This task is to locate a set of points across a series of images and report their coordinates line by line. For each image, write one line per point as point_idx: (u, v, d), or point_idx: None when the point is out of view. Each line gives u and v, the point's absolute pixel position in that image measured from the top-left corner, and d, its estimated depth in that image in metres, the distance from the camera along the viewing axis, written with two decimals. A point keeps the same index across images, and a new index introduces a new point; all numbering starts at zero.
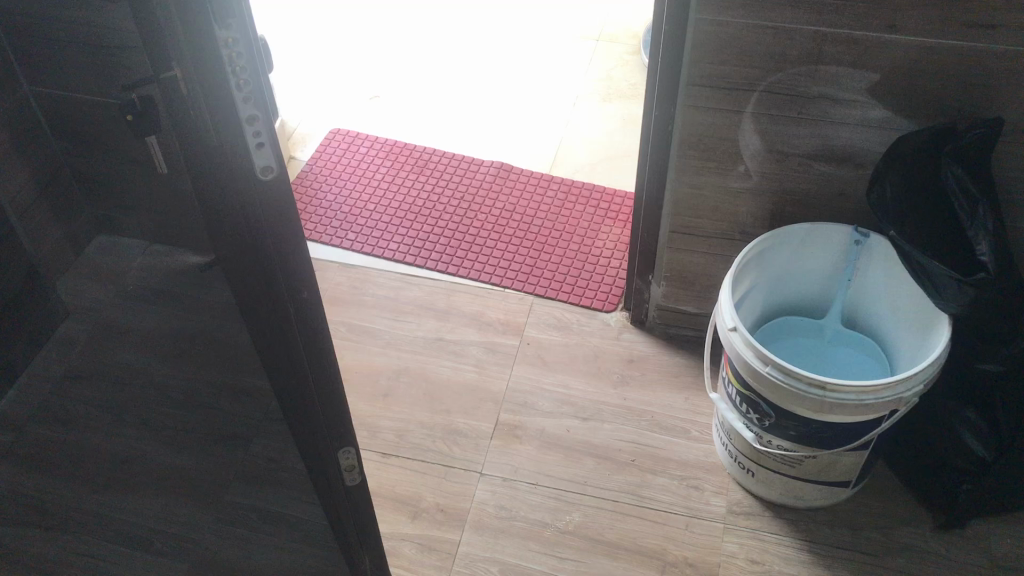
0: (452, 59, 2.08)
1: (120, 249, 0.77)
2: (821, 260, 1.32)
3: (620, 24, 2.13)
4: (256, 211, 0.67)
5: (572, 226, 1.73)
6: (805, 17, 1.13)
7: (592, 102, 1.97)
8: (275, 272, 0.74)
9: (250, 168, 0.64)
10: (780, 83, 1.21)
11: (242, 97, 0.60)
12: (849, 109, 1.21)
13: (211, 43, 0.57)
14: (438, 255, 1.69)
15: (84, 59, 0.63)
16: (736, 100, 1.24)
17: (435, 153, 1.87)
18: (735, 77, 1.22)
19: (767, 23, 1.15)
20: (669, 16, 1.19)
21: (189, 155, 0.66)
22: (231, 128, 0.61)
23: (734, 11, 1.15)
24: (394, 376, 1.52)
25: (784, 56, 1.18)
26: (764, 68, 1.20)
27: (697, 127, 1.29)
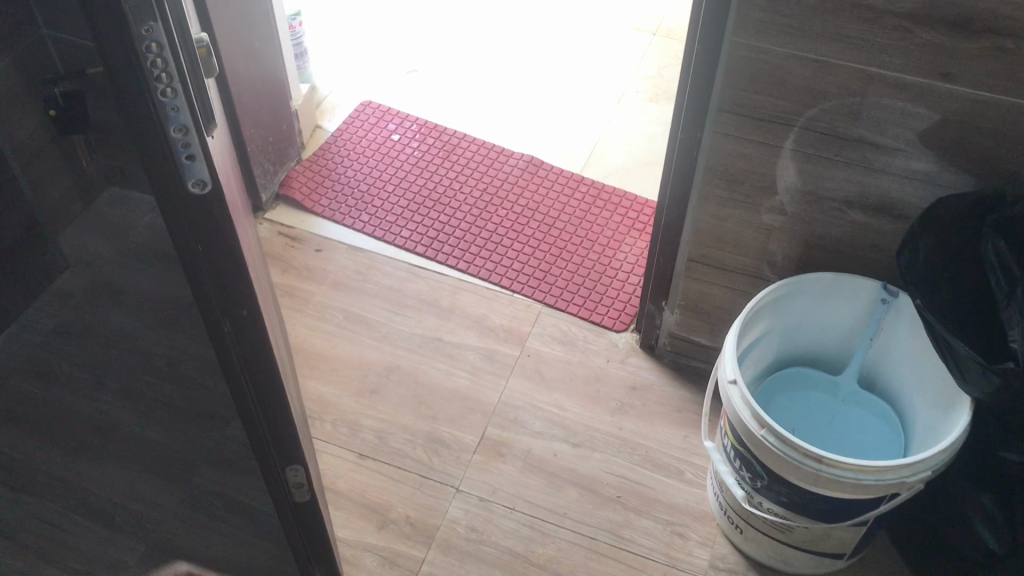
0: (499, 39, 1.98)
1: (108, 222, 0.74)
2: (842, 314, 1.22)
3: (681, 21, 2.01)
4: (180, 215, 0.67)
5: (595, 233, 1.65)
6: (856, 49, 1.02)
7: (638, 100, 1.86)
8: (213, 279, 0.71)
9: (178, 173, 0.64)
10: (818, 120, 1.10)
11: (164, 102, 0.60)
12: (891, 158, 1.10)
13: (128, 43, 0.57)
14: (451, 249, 1.62)
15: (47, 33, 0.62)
16: (763, 132, 1.14)
17: (465, 138, 1.79)
18: (770, 110, 1.12)
19: (809, 56, 1.04)
20: (702, 34, 1.08)
21: (121, 146, 0.65)
22: (154, 129, 0.61)
23: (776, 35, 1.04)
24: (385, 373, 1.46)
25: (823, 90, 1.07)
26: (800, 103, 1.09)
27: (725, 155, 1.19)
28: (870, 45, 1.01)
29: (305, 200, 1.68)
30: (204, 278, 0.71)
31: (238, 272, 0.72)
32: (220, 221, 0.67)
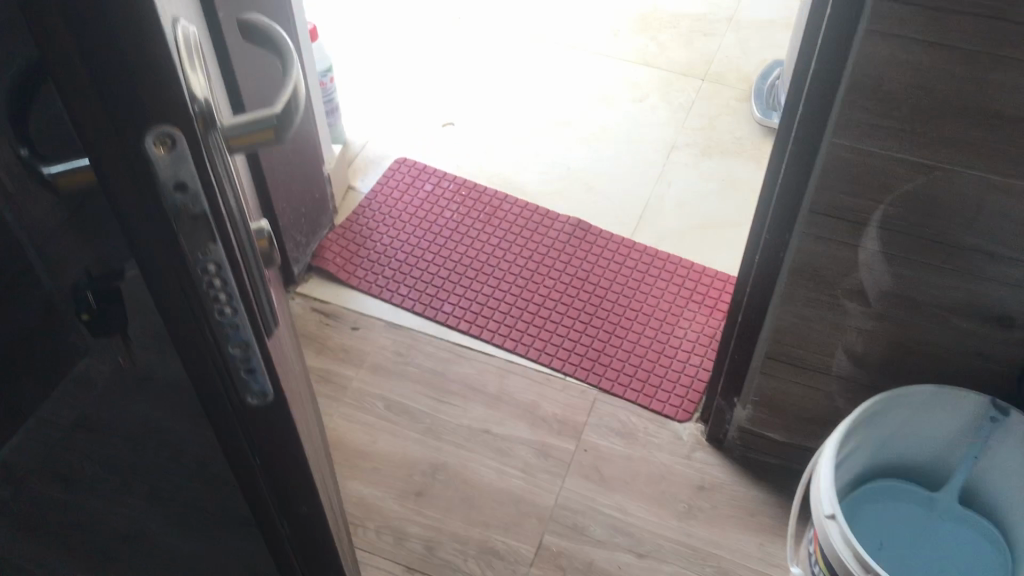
0: (539, 84, 1.86)
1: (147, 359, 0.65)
2: (942, 428, 1.11)
3: (730, 63, 1.89)
4: (236, 415, 0.58)
5: (651, 307, 1.53)
6: (978, 155, 0.90)
7: (689, 156, 1.74)
8: (270, 467, 0.64)
9: (238, 387, 0.56)
10: (926, 226, 0.98)
11: (224, 321, 0.51)
12: (1007, 268, 0.98)
13: (184, 270, 0.47)
14: (497, 326, 1.51)
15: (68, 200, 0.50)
16: (861, 236, 1.02)
17: (508, 199, 1.68)
18: (872, 214, 1.00)
19: (923, 160, 0.92)
20: (798, 131, 0.96)
21: (162, 347, 0.56)
22: (210, 348, 0.52)
23: (887, 137, 0.92)
24: (431, 472, 1.35)
25: (935, 196, 0.95)
26: (907, 208, 0.97)
27: (815, 256, 1.07)
28: (994, 151, 0.89)
29: (339, 271, 1.56)
30: (259, 468, 0.64)
31: (296, 462, 0.64)
32: (282, 423, 0.59)
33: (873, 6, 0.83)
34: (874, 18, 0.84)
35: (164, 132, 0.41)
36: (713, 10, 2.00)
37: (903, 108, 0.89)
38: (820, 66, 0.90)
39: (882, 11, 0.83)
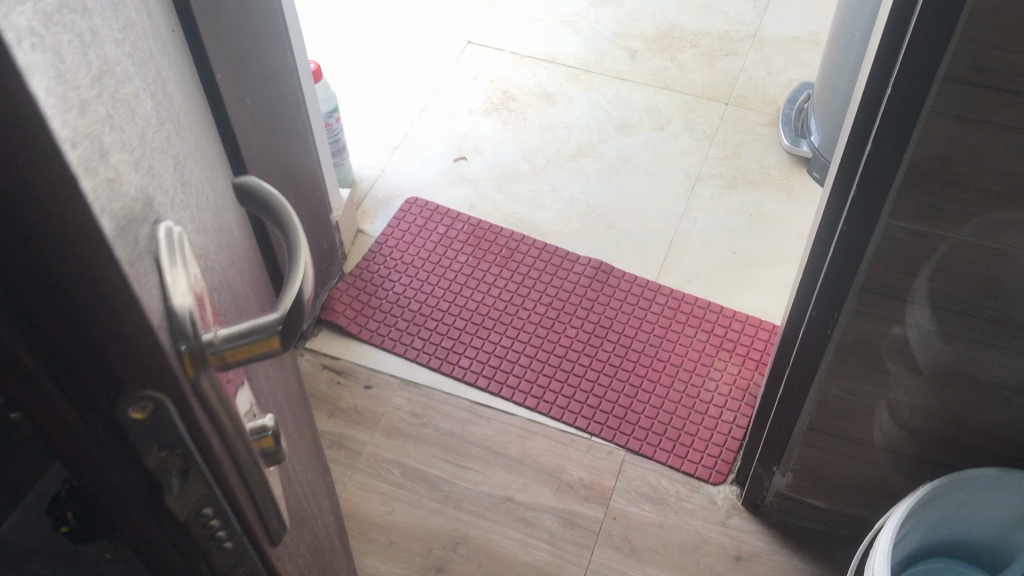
0: (554, 113, 1.77)
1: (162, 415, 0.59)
2: (1003, 510, 1.03)
3: (754, 85, 1.80)
4: None
5: (679, 357, 1.45)
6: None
7: (714, 189, 1.66)
8: None
9: None
10: (990, 308, 0.90)
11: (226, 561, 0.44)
12: None
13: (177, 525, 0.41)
14: (517, 382, 1.43)
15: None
16: (913, 317, 0.94)
17: (524, 241, 1.61)
18: (929, 293, 0.91)
19: (992, 243, 0.84)
20: (848, 215, 0.87)
21: None
22: None
23: (951, 215, 0.83)
24: (451, 545, 1.27)
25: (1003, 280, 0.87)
26: (970, 289, 0.89)
27: (861, 335, 0.99)
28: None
29: (349, 324, 1.49)
30: None
31: None
32: None
33: (939, 86, 0.74)
34: (937, 98, 0.75)
35: (146, 398, 0.34)
36: (735, 27, 1.91)
37: (970, 190, 0.80)
38: (875, 150, 0.80)
39: (948, 92, 0.74)
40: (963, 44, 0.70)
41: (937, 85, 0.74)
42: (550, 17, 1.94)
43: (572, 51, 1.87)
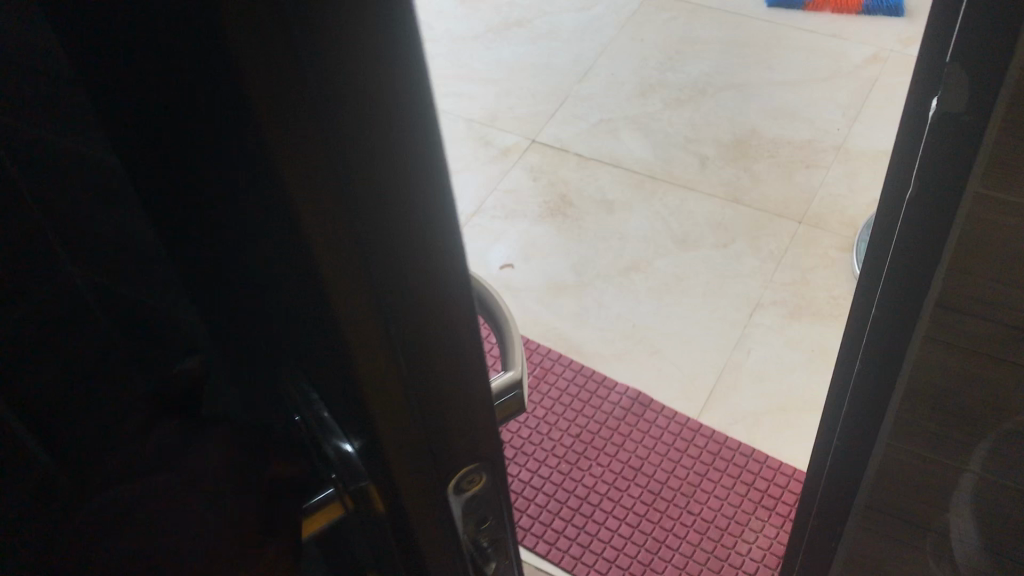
0: (612, 221, 1.68)
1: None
2: None
3: (833, 203, 1.66)
4: None
5: (711, 511, 1.31)
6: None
7: (775, 318, 1.52)
8: None
9: None
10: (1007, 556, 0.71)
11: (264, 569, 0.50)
12: None
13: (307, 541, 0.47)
14: (528, 522, 1.32)
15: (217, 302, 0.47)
16: (951, 552, 0.76)
17: (560, 361, 1.50)
18: (953, 531, 0.74)
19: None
20: (843, 428, 0.73)
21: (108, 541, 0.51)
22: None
23: (975, 442, 0.66)
24: None
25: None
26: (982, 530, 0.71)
27: (876, 554, 0.82)
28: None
29: None
30: None
31: None
32: None
33: (930, 312, 0.60)
34: (932, 325, 0.60)
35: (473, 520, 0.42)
36: (820, 135, 1.78)
37: (988, 427, 0.64)
38: (865, 369, 0.67)
39: (943, 319, 0.59)
40: (954, 270, 0.56)
41: (931, 310, 0.59)
42: (623, 118, 1.86)
43: (639, 155, 1.78)
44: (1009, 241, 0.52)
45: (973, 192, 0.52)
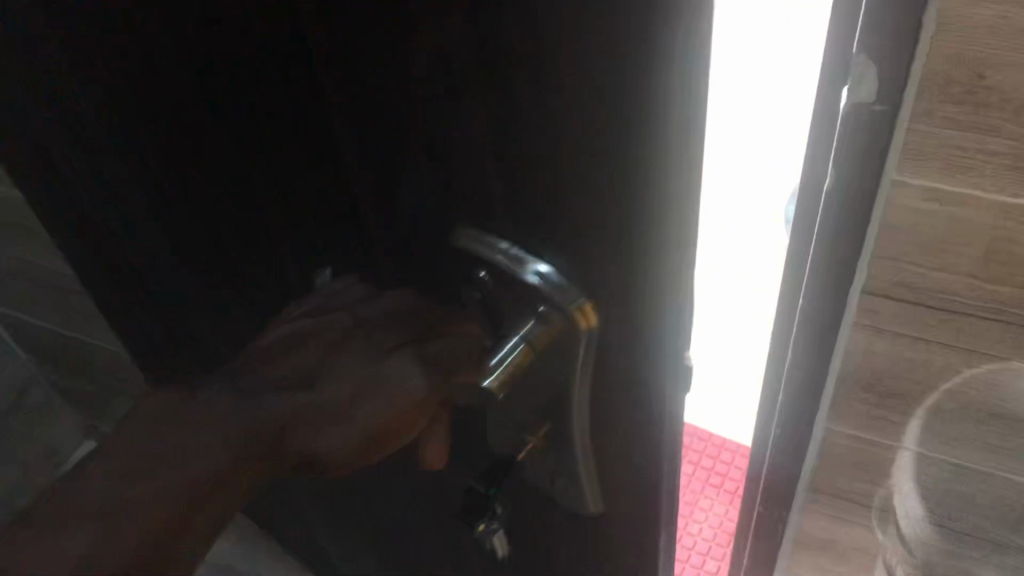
0: None
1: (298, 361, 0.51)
2: None
3: None
4: None
5: None
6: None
7: None
8: None
9: None
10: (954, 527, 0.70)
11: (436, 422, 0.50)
12: None
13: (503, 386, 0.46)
14: None
15: (317, 161, 0.45)
16: (899, 527, 0.75)
17: None
18: (900, 502, 0.72)
19: (970, 468, 0.64)
20: (782, 417, 0.72)
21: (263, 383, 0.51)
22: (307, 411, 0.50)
23: (911, 420, 0.64)
24: None
25: (979, 511, 0.67)
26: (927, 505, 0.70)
27: (824, 532, 0.81)
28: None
29: None
30: None
31: None
32: None
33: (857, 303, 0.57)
34: (857, 313, 0.58)
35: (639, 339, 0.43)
36: None
37: (920, 406, 0.62)
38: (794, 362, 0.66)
39: (870, 309, 0.57)
40: (876, 258, 0.54)
41: (857, 299, 0.57)
42: None
43: None
44: (929, 227, 0.50)
45: (892, 176, 0.49)
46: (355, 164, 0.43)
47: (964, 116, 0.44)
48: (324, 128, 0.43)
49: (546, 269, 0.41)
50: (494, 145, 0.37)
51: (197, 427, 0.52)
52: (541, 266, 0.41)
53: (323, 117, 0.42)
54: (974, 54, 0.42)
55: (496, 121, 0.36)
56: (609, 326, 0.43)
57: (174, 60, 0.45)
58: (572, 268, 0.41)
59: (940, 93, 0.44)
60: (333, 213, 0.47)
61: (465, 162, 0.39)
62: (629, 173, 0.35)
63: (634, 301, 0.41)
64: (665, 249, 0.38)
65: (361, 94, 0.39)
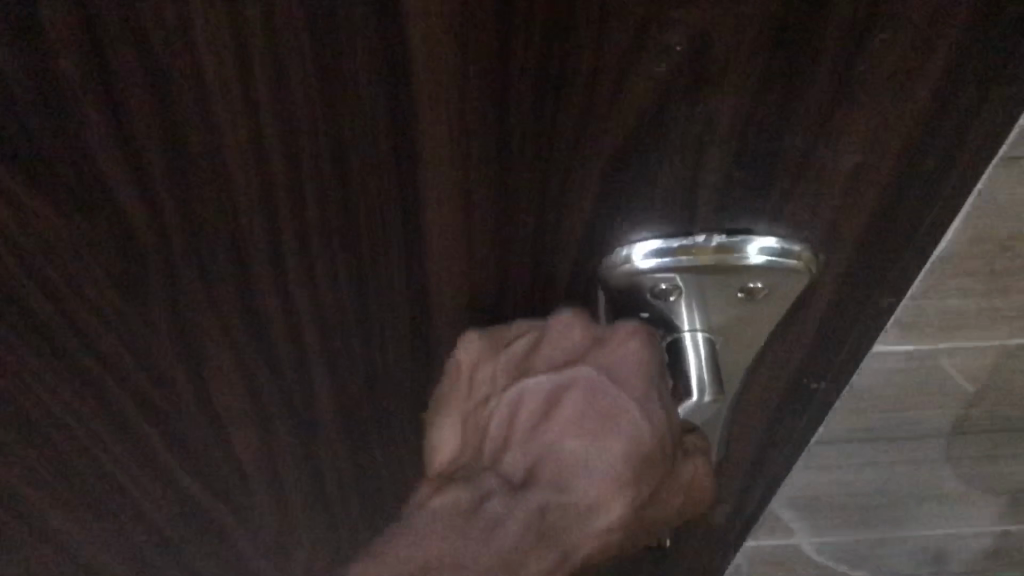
0: None
1: (564, 434, 0.28)
2: None
3: None
4: None
5: None
6: (911, 547, 0.59)
7: None
8: None
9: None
10: None
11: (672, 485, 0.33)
12: None
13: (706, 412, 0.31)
14: None
15: (327, 418, 0.34)
16: None
17: None
18: None
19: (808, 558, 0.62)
20: None
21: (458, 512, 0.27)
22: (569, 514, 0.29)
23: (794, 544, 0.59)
24: None
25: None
26: None
27: None
28: (902, 550, 0.60)
29: None
30: None
31: None
32: None
33: (821, 473, 0.50)
34: (819, 481, 0.51)
35: (848, 340, 0.34)
36: None
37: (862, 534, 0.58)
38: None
39: (833, 475, 0.50)
40: (820, 443, 0.47)
41: (827, 472, 0.50)
42: None
43: None
44: (938, 398, 0.44)
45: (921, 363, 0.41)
46: (407, 401, 0.33)
47: (969, 312, 0.37)
48: (356, 194, 0.24)
49: (764, 244, 0.28)
50: (665, 225, 0.27)
51: (475, 514, 0.27)
52: (657, 244, 0.27)
53: (337, 210, 0.25)
54: (1012, 251, 0.34)
55: (679, 216, 0.27)
56: (755, 413, 0.38)
57: (96, 417, 0.31)
58: (793, 277, 0.29)
59: (948, 296, 0.36)
60: (346, 363, 0.31)
61: (605, 264, 0.28)
62: (860, 267, 0.30)
63: (792, 382, 0.36)
64: (898, 260, 0.30)
65: (453, 198, 0.25)
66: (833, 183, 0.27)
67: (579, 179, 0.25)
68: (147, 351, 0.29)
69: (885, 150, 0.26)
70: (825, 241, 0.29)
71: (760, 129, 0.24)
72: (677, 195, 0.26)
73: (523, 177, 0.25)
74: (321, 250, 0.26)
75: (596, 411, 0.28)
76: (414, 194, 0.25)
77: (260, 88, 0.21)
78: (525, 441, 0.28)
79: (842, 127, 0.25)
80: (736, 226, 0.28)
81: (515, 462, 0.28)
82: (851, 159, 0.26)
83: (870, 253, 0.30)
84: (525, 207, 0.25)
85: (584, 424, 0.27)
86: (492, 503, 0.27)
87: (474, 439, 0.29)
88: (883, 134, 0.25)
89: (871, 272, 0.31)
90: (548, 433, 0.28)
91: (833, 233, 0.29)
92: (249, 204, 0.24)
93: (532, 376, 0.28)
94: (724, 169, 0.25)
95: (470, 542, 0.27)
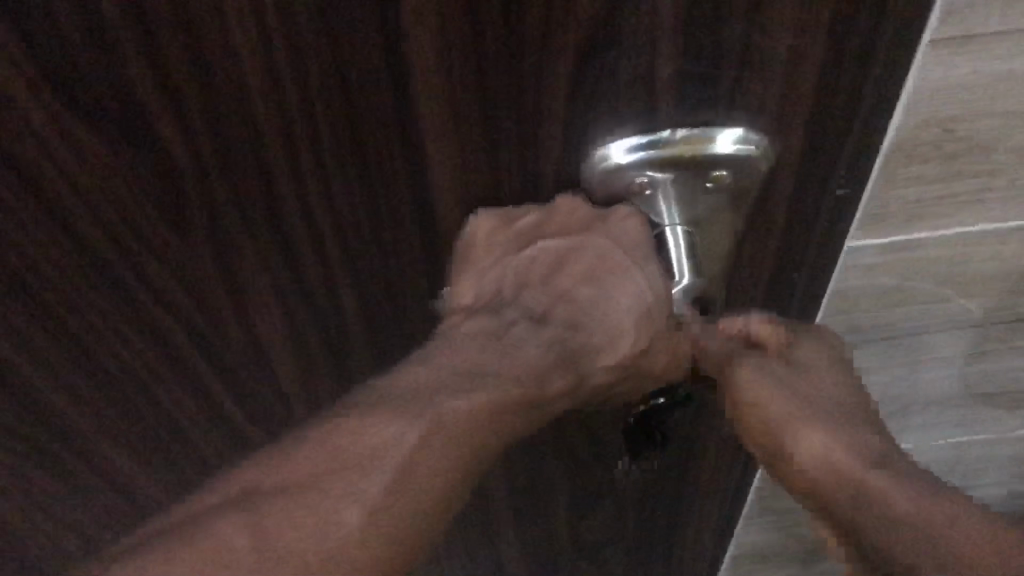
0: None
1: (575, 285, 0.35)
2: None
3: None
4: None
5: None
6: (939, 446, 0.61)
7: None
8: None
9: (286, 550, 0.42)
10: None
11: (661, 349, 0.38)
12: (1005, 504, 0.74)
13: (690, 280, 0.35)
14: None
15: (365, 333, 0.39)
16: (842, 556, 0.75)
17: None
18: None
19: None
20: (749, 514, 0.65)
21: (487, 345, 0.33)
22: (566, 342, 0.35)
23: None
24: None
25: None
26: None
27: None
28: (931, 450, 0.62)
29: None
30: None
31: None
32: None
33: None
34: None
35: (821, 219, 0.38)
36: None
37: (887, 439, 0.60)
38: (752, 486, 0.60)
39: None
40: None
41: None
42: None
43: None
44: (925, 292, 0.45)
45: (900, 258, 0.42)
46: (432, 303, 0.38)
47: (931, 197, 0.39)
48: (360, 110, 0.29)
49: (732, 134, 0.32)
50: (633, 118, 0.31)
51: (504, 336, 0.34)
52: (633, 139, 0.31)
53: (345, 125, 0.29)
54: (957, 131, 0.35)
55: (644, 110, 0.31)
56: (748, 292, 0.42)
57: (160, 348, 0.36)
58: (756, 163, 0.33)
59: (907, 184, 0.37)
60: (372, 270, 0.35)
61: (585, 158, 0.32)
62: (817, 145, 0.34)
63: (776, 260, 0.40)
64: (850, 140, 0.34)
65: (442, 106, 0.29)
66: (778, 69, 0.30)
67: (549, 80, 0.29)
68: (199, 277, 0.33)
69: (817, 35, 0.29)
70: (782, 123, 0.32)
71: (701, 23, 0.28)
72: (638, 90, 0.30)
73: (502, 85, 0.29)
74: (336, 164, 0.30)
75: (606, 266, 0.35)
76: (410, 106, 0.29)
77: (268, 24, 0.25)
78: (541, 290, 0.35)
79: (772, 16, 0.28)
80: (697, 119, 0.31)
81: (532, 300, 0.35)
82: (787, 46, 0.29)
83: (822, 131, 0.33)
84: (507, 113, 0.30)
85: (595, 278, 0.35)
86: (519, 330, 0.34)
87: (495, 288, 0.35)
88: (810, 20, 0.29)
89: (828, 150, 0.34)
90: (562, 284, 0.35)
91: (786, 115, 0.32)
92: (271, 133, 0.29)
93: (547, 241, 0.35)
94: (676, 63, 0.29)
95: (501, 358, 0.33)
